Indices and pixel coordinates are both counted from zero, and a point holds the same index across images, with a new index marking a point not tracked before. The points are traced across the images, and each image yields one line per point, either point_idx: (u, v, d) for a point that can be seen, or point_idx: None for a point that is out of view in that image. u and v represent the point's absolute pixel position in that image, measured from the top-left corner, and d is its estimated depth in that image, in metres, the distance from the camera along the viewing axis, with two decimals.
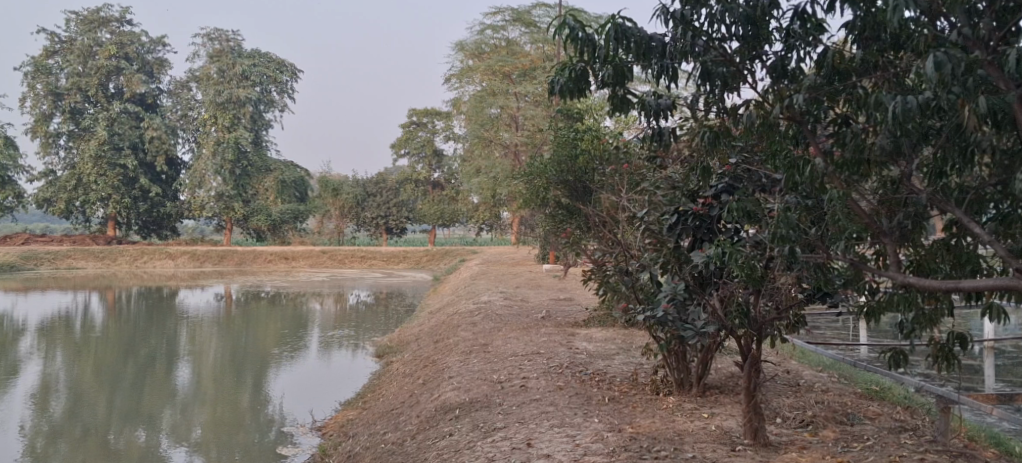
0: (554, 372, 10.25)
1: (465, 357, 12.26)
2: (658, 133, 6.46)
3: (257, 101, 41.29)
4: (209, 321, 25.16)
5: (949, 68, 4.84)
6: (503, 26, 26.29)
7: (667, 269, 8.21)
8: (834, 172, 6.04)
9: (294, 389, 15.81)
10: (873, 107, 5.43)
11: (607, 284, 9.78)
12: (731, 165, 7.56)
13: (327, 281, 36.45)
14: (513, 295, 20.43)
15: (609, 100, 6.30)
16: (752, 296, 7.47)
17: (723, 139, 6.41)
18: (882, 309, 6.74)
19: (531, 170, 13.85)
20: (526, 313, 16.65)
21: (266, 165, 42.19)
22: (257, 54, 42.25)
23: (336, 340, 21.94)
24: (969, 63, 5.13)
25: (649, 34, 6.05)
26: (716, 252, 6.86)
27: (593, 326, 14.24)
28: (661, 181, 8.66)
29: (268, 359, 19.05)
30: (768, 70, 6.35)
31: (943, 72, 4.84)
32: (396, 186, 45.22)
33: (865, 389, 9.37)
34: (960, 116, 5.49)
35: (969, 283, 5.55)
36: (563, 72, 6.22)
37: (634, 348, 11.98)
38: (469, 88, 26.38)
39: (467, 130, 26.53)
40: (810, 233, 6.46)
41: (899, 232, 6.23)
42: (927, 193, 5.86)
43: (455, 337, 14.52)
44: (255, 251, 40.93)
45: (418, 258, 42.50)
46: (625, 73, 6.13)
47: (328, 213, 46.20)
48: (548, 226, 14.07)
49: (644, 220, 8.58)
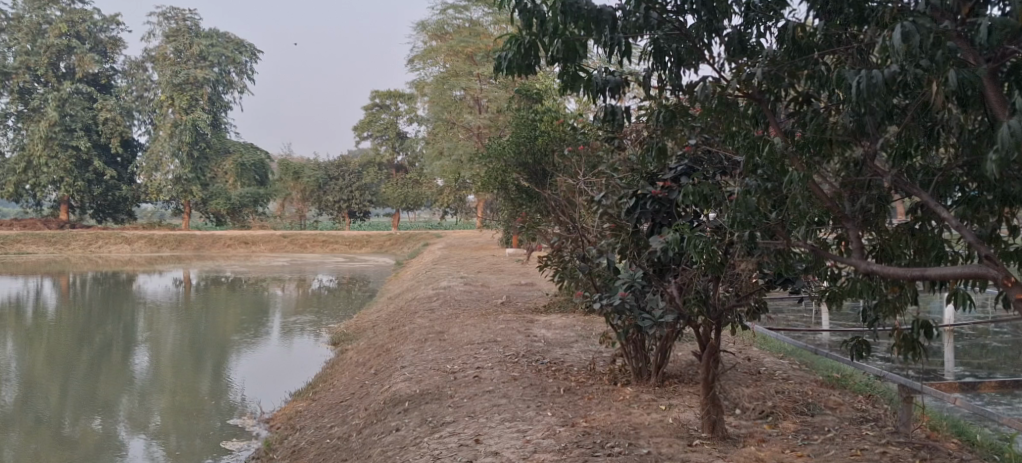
0: (510, 362, 9.91)
1: (419, 345, 11.90)
2: (611, 113, 6.06)
3: (216, 82, 40.41)
4: (167, 307, 24.60)
5: (918, 39, 4.52)
6: (466, 7, 25.65)
7: (625, 255, 7.91)
8: (795, 152, 5.75)
9: (249, 377, 15.34)
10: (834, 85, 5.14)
11: (564, 270, 9.45)
12: (691, 146, 7.17)
13: (287, 265, 35.91)
14: (474, 280, 20.10)
15: (560, 77, 5.90)
16: (712, 283, 7.23)
17: (678, 119, 6.15)
18: (844, 295, 6.44)
19: (490, 152, 13.51)
20: (486, 299, 16.32)
21: (225, 147, 41.38)
22: (215, 33, 41.29)
23: (296, 325, 21.50)
24: (939, 34, 4.74)
25: (600, 6, 5.65)
26: (673, 238, 6.56)
27: (553, 312, 13.97)
28: (619, 164, 8.33)
29: (228, 345, 18.58)
30: (725, 45, 6.05)
31: (911, 43, 4.51)
32: (358, 170, 44.70)
33: (827, 377, 9.16)
34: (925, 93, 5.20)
35: (936, 270, 5.16)
36: (510, 46, 5.79)
37: (593, 335, 11.69)
38: (433, 69, 25.90)
39: (430, 112, 26.06)
40: (770, 218, 6.17)
41: (861, 216, 5.94)
42: (892, 175, 5.56)
43: (412, 324, 14.17)
44: (213, 235, 40.19)
45: (381, 242, 42.22)
46: (577, 49, 5.74)
47: (289, 196, 45.51)
48: (509, 209, 13.75)
49: (602, 204, 8.28)
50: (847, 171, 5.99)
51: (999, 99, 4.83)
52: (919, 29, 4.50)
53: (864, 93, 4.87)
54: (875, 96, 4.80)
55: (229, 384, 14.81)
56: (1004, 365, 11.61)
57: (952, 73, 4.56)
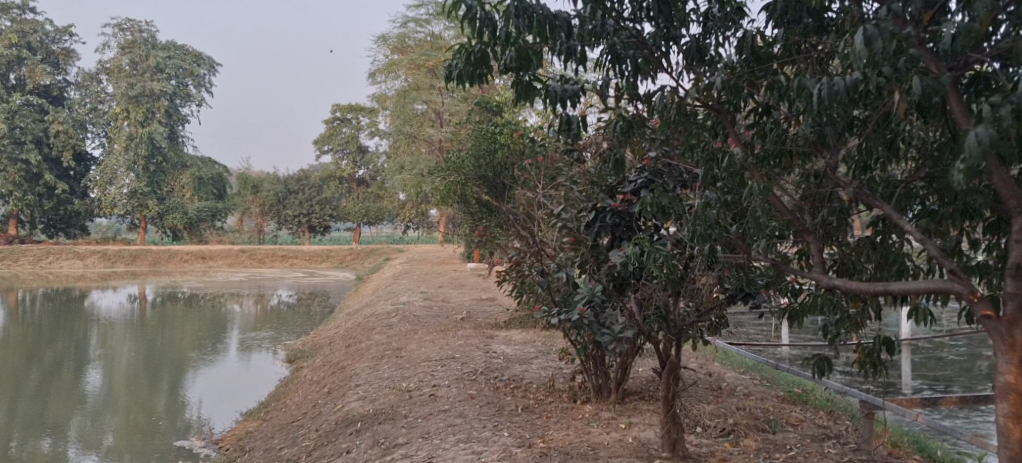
0: (467, 379, 9.69)
1: (375, 362, 11.63)
2: (567, 122, 5.86)
3: (173, 95, 39.79)
4: (122, 323, 24.04)
5: (881, 44, 4.36)
6: (428, 20, 25.47)
7: (584, 269, 7.75)
8: (756, 165, 5.55)
9: (204, 395, 14.94)
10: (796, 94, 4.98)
11: (522, 284, 9.19)
12: (650, 159, 7.04)
13: (245, 281, 35.37)
14: (434, 295, 19.83)
15: (513, 87, 5.72)
16: (672, 298, 7.09)
17: (636, 130, 5.96)
18: (804, 311, 6.28)
19: (449, 166, 13.33)
20: (445, 315, 16.08)
21: (183, 161, 40.70)
22: (172, 45, 40.67)
23: (254, 342, 21.07)
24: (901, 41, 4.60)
25: (554, 11, 5.46)
26: (633, 252, 6.40)
27: (513, 327, 13.77)
28: (578, 176, 8.15)
29: (185, 362, 18.14)
30: (684, 56, 5.89)
31: (874, 48, 4.35)
32: (318, 184, 44.47)
33: (788, 392, 9.04)
34: (887, 103, 5.06)
35: (897, 285, 4.84)
36: (460, 55, 5.59)
37: (553, 351, 11.49)
38: (395, 83, 25.63)
39: (392, 126, 25.79)
40: (730, 231, 6.03)
41: (824, 229, 5.76)
42: (853, 188, 5.42)
43: (369, 341, 13.89)
44: (169, 250, 39.40)
45: (342, 256, 41.84)
46: (530, 57, 5.56)
47: (248, 210, 44.41)
48: (469, 223, 13.56)
49: (560, 217, 8.10)
50: (806, 184, 5.80)
51: (963, 110, 4.70)
52: (883, 33, 4.35)
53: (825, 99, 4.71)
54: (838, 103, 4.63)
55: (180, 402, 14.39)
56: (963, 378, 11.58)
57: (916, 81, 4.41)
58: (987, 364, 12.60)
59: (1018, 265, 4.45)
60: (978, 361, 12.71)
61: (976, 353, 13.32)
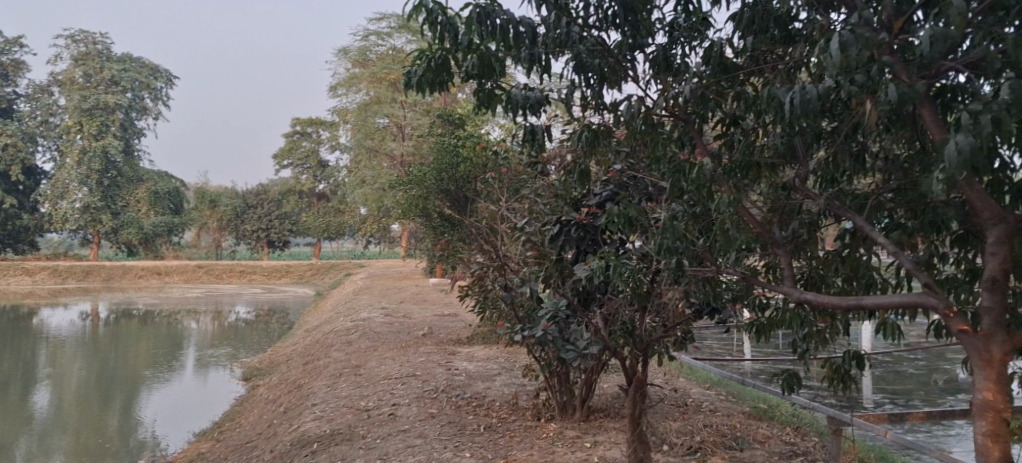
0: (428, 398, 9.46)
1: (333, 380, 11.36)
2: (531, 132, 5.66)
3: (128, 108, 39.10)
4: (73, 341, 23.45)
5: (855, 51, 4.22)
6: (389, 33, 25.24)
7: (549, 284, 7.62)
8: (724, 177, 5.34)
9: (158, 414, 14.54)
10: (766, 103, 4.83)
11: (486, 299, 8.89)
12: (615, 172, 6.97)
13: (202, 297, 34.78)
14: (395, 311, 19.55)
15: (475, 96, 5.52)
16: (639, 314, 6.97)
17: (601, 140, 5.78)
18: (772, 326, 6.09)
19: (411, 180, 13.16)
20: (406, 331, 15.82)
21: (138, 176, 40.01)
22: (127, 58, 40.01)
23: (211, 359, 20.65)
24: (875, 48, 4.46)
25: (517, 18, 5.27)
26: (599, 266, 6.21)
27: (476, 343, 13.57)
28: (541, 189, 7.97)
29: (139, 380, 17.68)
30: (650, 66, 5.71)
31: (848, 55, 4.21)
32: (277, 198, 44.05)
33: (753, 408, 8.91)
34: (858, 113, 4.92)
35: (871, 299, 4.66)
36: (420, 61, 5.37)
37: (516, 367, 11.29)
38: (356, 97, 25.35)
39: (353, 140, 25.51)
40: (697, 244, 5.87)
41: (794, 243, 5.59)
42: (825, 199, 5.24)
43: (327, 358, 13.61)
44: (124, 266, 38.63)
45: (302, 272, 41.35)
46: (493, 64, 5.38)
47: (205, 225, 43.83)
48: (430, 237, 13.35)
49: (524, 231, 7.92)
50: (774, 196, 5.63)
51: (938, 122, 4.58)
52: (857, 40, 4.21)
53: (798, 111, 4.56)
54: (811, 113, 4.48)
55: (133, 422, 13.96)
56: (924, 392, 11.55)
57: (891, 87, 4.25)
58: (948, 377, 12.60)
59: (993, 278, 4.34)
60: (938, 375, 12.72)
61: (937, 367, 13.33)
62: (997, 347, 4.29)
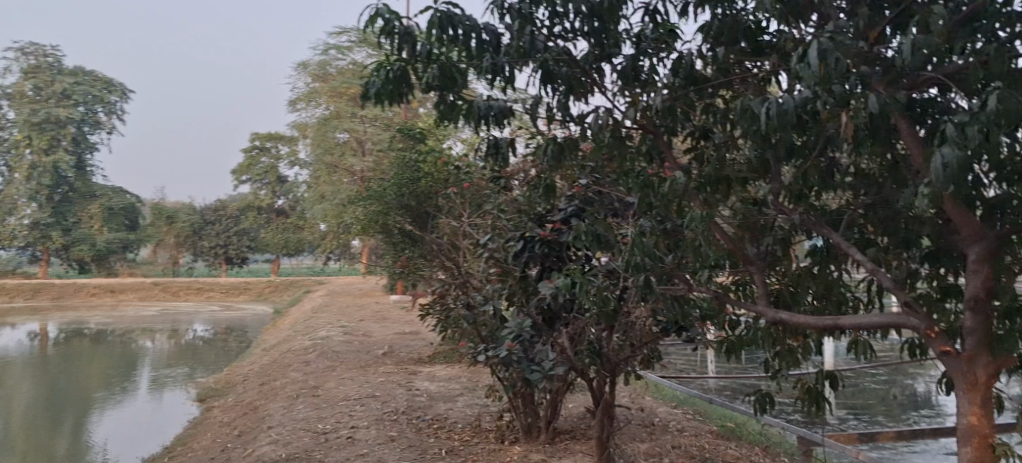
0: (388, 420, 9.17)
1: (290, 402, 11.02)
2: (495, 145, 5.42)
3: (80, 122, 38.40)
4: (23, 362, 22.78)
5: (836, 59, 4.02)
6: (349, 47, 24.96)
7: (513, 302, 7.38)
8: (695, 191, 5.12)
9: (109, 436, 14.07)
10: (740, 117, 4.60)
11: (448, 319, 8.49)
12: (581, 187, 6.83)
13: (157, 315, 34.08)
14: (355, 329, 19.20)
15: (436, 107, 5.30)
16: (606, 332, 6.83)
17: (568, 154, 5.56)
18: (743, 345, 5.78)
19: (371, 195, 12.85)
20: (366, 350, 15.48)
21: (92, 191, 39.26)
22: (80, 71, 39.29)
23: (166, 379, 20.12)
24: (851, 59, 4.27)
25: (481, 24, 5.06)
26: (565, 284, 5.97)
27: (438, 362, 13.30)
28: (506, 204, 7.73)
29: (90, 402, 17.15)
30: (617, 77, 5.48)
31: (828, 64, 4.01)
32: (236, 213, 43.26)
33: (721, 427, 8.71)
34: (834, 126, 4.73)
35: (851, 319, 4.47)
36: (378, 73, 5.08)
37: (479, 387, 11.03)
38: (316, 112, 24.98)
39: (312, 155, 25.13)
40: (666, 261, 5.66)
41: (766, 260, 5.38)
42: (799, 214, 5.02)
43: (284, 378, 13.25)
44: (75, 284, 37.76)
45: (261, 289, 40.76)
46: (454, 76, 5.21)
47: (161, 242, 42.91)
48: (391, 254, 13.06)
49: (487, 247, 7.58)
50: (744, 212, 5.37)
51: (915, 136, 4.41)
52: (837, 48, 4.02)
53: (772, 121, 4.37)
54: (789, 124, 4.25)
55: (83, 444, 13.51)
56: (885, 407, 11.49)
57: (871, 98, 4.04)
58: (912, 393, 12.53)
59: (976, 297, 4.20)
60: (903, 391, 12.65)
61: (901, 382, 13.27)
62: (981, 370, 4.18)
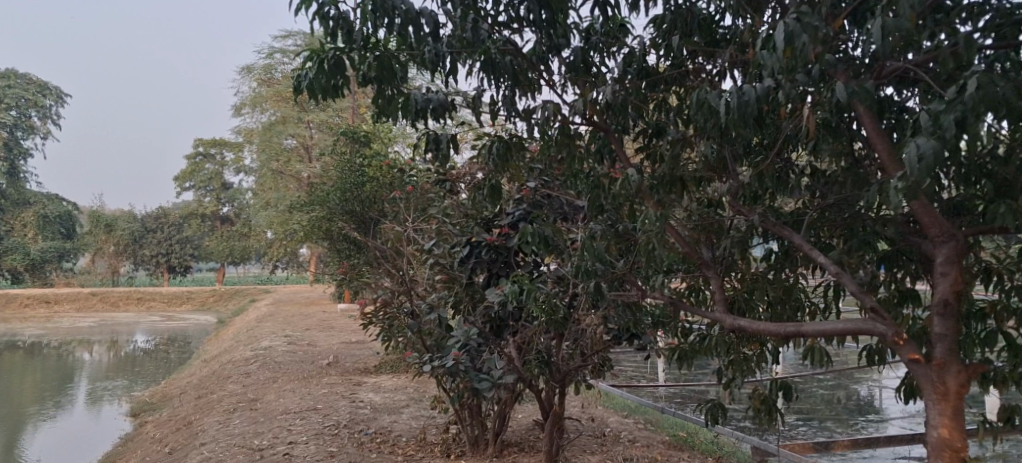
0: (328, 434, 8.80)
1: (227, 416, 10.60)
2: (436, 141, 5.08)
3: (13, 127, 37.32)
4: None
5: (804, 42, 3.75)
6: (294, 50, 24.42)
7: (459, 310, 7.09)
8: (648, 191, 4.83)
9: (42, 451, 13.56)
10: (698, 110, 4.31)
11: (391, 328, 8.11)
12: (529, 190, 6.61)
13: (95, 326, 33.16)
14: (299, 338, 18.70)
15: (375, 102, 4.97)
16: (555, 340, 6.54)
17: (513, 152, 5.25)
18: (696, 352, 5.39)
19: (314, 200, 12.44)
20: (310, 360, 15.04)
21: (25, 199, 38.13)
22: (14, 74, 38.22)
23: (104, 391, 19.51)
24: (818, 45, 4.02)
25: (418, 8, 4.69)
26: (512, 290, 5.68)
27: (384, 372, 12.94)
28: (450, 209, 7.38)
29: (23, 416, 16.54)
30: (564, 70, 5.13)
31: (793, 48, 3.75)
32: (178, 221, 42.44)
33: (673, 436, 8.47)
34: (795, 122, 4.49)
35: (813, 325, 4.21)
36: (311, 63, 4.75)
37: (425, 398, 10.69)
38: (260, 116, 24.41)
39: (257, 161, 24.56)
40: (618, 266, 5.39)
41: (724, 264, 5.08)
42: (760, 216, 4.70)
43: (222, 391, 12.80)
44: (8, 294, 36.65)
45: (204, 298, 39.90)
46: (392, 68, 4.87)
47: (100, 251, 41.88)
48: (335, 261, 12.67)
49: (432, 253, 7.29)
50: (699, 214, 5.10)
51: (876, 123, 4.14)
52: (805, 29, 3.75)
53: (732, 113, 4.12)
54: (750, 116, 4.00)
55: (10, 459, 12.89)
56: (833, 412, 11.31)
57: (840, 86, 3.80)
58: (860, 398, 12.37)
59: (945, 302, 3.99)
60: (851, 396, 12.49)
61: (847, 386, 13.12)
62: (952, 379, 3.93)
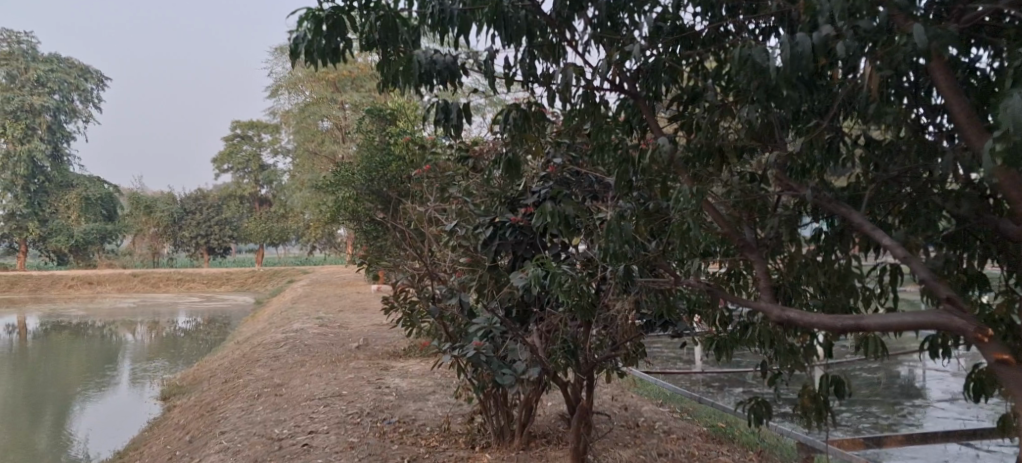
0: (350, 423, 8.43)
1: (250, 403, 10.29)
2: (445, 110, 4.64)
3: (56, 110, 37.53)
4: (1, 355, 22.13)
5: None
6: None
7: (482, 295, 6.64)
8: (683, 166, 4.32)
9: (87, 428, 13.51)
10: (739, 65, 3.79)
11: (411, 313, 7.52)
12: (554, 167, 6.17)
13: (136, 307, 33.32)
14: (331, 320, 18.43)
15: (381, 68, 4.53)
16: (583, 328, 6.09)
17: (529, 124, 4.81)
18: (737, 342, 4.89)
19: (341, 179, 12.09)
20: (341, 343, 14.74)
21: (69, 181, 38.35)
22: (56, 58, 38.44)
23: (145, 372, 19.47)
24: None
25: None
26: (536, 274, 5.23)
27: (412, 356, 12.58)
28: (474, 188, 6.92)
29: (68, 395, 16.53)
30: (592, 29, 4.60)
31: None
32: (217, 203, 42.87)
33: (711, 428, 7.99)
34: (853, 83, 3.97)
35: (876, 318, 3.68)
36: (308, 24, 4.32)
37: (453, 384, 10.29)
38: (293, 96, 24.14)
39: (294, 141, 24.32)
40: (648, 250, 4.90)
41: (768, 246, 4.53)
42: (812, 190, 4.15)
43: (249, 376, 12.53)
44: (53, 276, 36.96)
45: (243, 279, 39.95)
46: (397, 28, 4.41)
47: (141, 232, 42.07)
48: (362, 241, 12.31)
49: (454, 233, 6.81)
50: (740, 190, 4.56)
51: (950, 79, 3.65)
52: None
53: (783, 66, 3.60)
54: (805, 70, 3.47)
55: (43, 440, 12.71)
56: (875, 396, 10.66)
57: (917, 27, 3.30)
58: (903, 380, 11.73)
59: None
60: (893, 378, 11.85)
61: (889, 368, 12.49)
62: None
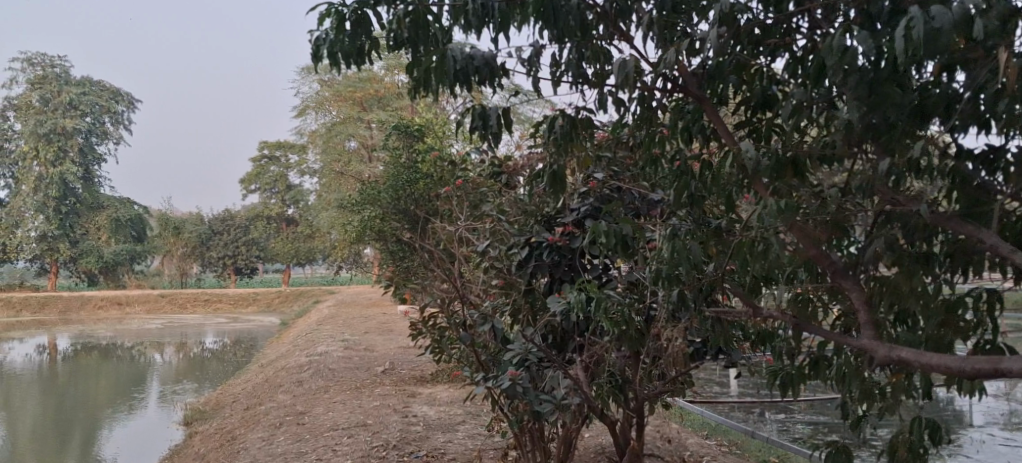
0: (375, 457, 7.88)
1: (272, 432, 9.80)
2: (483, 115, 4.14)
3: (87, 132, 37.54)
4: (28, 377, 21.76)
5: None
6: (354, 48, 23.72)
7: (517, 321, 6.10)
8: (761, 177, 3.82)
9: (112, 451, 13.01)
10: (840, 57, 3.33)
11: (440, 340, 6.95)
12: (596, 182, 5.68)
13: (164, 328, 33.02)
14: (357, 343, 17.98)
15: (408, 73, 4.06)
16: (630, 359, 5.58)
17: (576, 133, 4.32)
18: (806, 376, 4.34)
19: (367, 198, 11.60)
20: (367, 367, 14.25)
21: (99, 202, 38.23)
22: (88, 81, 38.48)
23: (172, 394, 19.04)
24: None
25: None
26: (579, 299, 4.67)
27: (440, 381, 12.07)
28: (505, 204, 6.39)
29: (94, 417, 16.09)
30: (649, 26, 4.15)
31: None
32: (245, 223, 42.43)
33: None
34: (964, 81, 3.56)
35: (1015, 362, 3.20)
36: (329, 20, 3.86)
37: (483, 414, 9.78)
38: (321, 116, 23.82)
39: (321, 162, 23.98)
40: (709, 274, 4.38)
41: (855, 268, 4.00)
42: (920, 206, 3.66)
43: (272, 402, 12.05)
44: (82, 296, 36.76)
45: (269, 300, 39.63)
46: (428, 26, 3.97)
47: (169, 253, 41.94)
48: (387, 262, 11.64)
49: (484, 254, 6.23)
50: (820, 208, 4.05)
51: None
52: None
53: (900, 52, 3.26)
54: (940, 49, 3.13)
55: None
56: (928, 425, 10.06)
57: None
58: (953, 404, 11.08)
59: None
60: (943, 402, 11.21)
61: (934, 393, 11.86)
62: None
